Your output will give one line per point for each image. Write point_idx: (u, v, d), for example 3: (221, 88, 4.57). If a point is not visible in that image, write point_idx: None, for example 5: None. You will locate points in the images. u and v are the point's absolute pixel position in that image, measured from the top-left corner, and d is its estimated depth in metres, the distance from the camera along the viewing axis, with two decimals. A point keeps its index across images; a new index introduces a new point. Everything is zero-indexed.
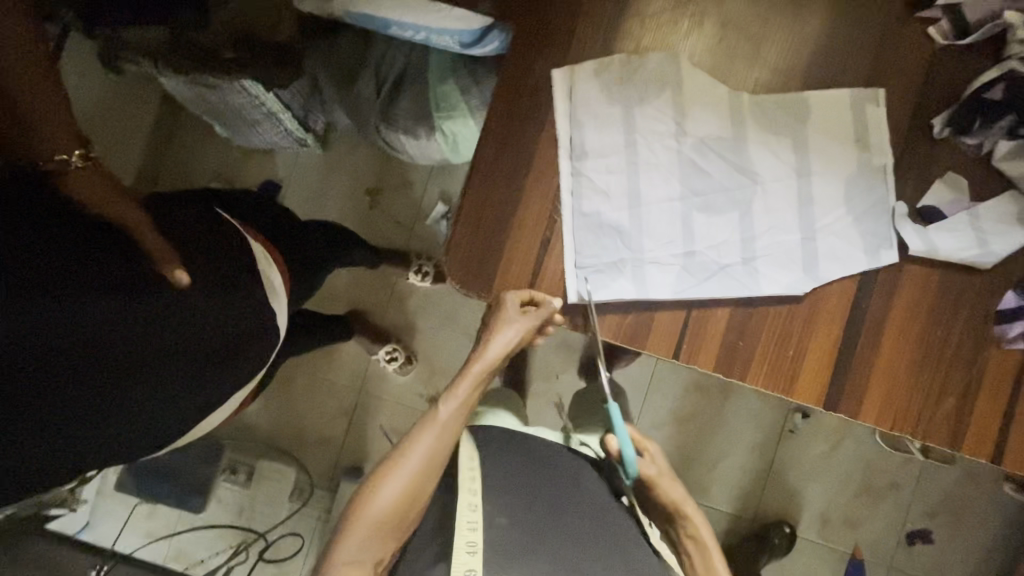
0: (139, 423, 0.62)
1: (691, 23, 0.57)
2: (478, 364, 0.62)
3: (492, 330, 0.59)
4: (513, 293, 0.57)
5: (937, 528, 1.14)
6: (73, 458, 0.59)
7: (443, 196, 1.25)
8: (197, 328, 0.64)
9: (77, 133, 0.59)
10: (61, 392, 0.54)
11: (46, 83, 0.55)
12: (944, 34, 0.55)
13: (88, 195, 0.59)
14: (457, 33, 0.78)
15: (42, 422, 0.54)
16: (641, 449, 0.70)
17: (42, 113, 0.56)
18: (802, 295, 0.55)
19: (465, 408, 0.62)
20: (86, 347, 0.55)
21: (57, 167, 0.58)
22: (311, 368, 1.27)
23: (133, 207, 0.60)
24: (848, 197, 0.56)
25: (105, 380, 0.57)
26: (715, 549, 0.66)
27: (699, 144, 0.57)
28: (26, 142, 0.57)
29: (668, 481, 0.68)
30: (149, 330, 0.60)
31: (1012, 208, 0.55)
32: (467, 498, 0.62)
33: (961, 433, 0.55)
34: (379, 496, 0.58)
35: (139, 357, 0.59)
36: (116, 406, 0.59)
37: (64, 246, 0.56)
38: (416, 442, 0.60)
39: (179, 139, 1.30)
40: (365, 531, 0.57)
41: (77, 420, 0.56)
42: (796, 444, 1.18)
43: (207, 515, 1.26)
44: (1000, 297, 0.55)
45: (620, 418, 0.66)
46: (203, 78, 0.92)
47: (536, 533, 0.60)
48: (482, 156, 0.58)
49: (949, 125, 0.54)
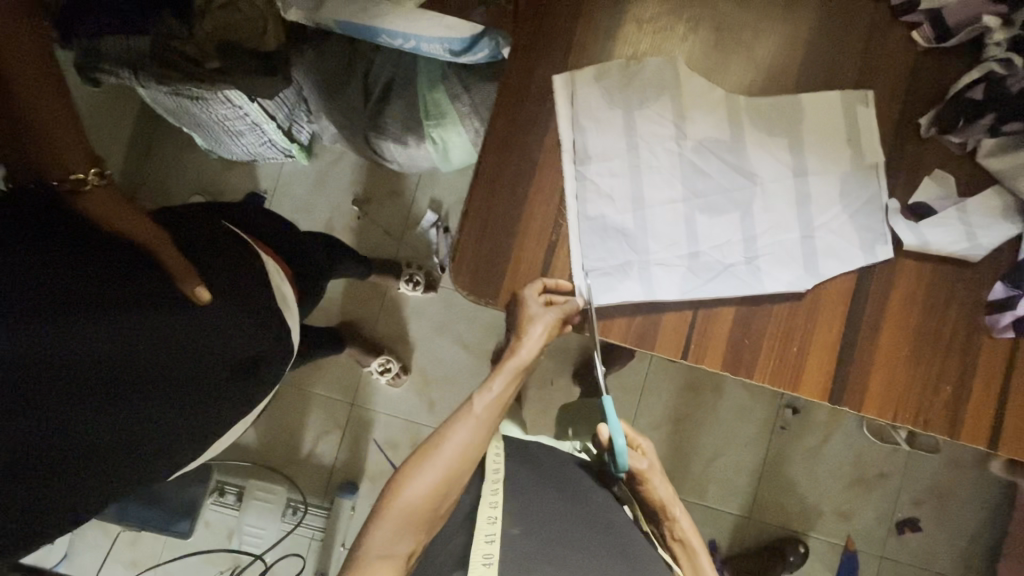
0: (158, 448, 0.60)
1: (687, 28, 0.59)
2: (513, 359, 0.62)
3: (519, 329, 0.58)
4: (531, 285, 0.57)
5: (924, 516, 1.17)
6: (98, 486, 0.57)
7: (432, 203, 1.24)
8: (213, 346, 0.62)
9: (92, 153, 0.56)
10: (76, 416, 0.53)
11: (53, 96, 0.52)
12: (927, 38, 0.57)
13: (104, 217, 0.56)
14: (448, 41, 0.80)
15: (58, 451, 0.52)
16: (634, 444, 0.71)
17: (45, 124, 0.52)
18: (803, 292, 0.57)
19: (500, 401, 0.62)
20: (99, 369, 0.54)
21: (72, 187, 0.55)
22: (300, 383, 1.24)
23: (148, 222, 0.58)
24: (844, 194, 0.57)
25: (122, 402, 0.56)
26: (703, 553, 0.70)
27: (699, 146, 0.58)
28: (37, 163, 0.54)
29: (657, 477, 0.71)
30: (164, 350, 0.58)
31: (997, 203, 0.57)
32: (487, 511, 0.60)
33: (959, 421, 0.56)
34: (414, 482, 0.58)
35: (155, 377, 0.58)
36: (133, 431, 0.57)
37: (75, 264, 0.53)
38: (450, 435, 0.60)
39: (159, 153, 1.27)
40: (398, 520, 0.56)
41: (94, 446, 0.55)
42: (788, 439, 1.20)
43: (195, 540, 1.22)
44: (989, 289, 0.57)
45: (614, 413, 0.66)
46: (187, 89, 0.88)
47: (552, 542, 0.60)
48: (485, 162, 0.58)
49: (935, 125, 0.57)
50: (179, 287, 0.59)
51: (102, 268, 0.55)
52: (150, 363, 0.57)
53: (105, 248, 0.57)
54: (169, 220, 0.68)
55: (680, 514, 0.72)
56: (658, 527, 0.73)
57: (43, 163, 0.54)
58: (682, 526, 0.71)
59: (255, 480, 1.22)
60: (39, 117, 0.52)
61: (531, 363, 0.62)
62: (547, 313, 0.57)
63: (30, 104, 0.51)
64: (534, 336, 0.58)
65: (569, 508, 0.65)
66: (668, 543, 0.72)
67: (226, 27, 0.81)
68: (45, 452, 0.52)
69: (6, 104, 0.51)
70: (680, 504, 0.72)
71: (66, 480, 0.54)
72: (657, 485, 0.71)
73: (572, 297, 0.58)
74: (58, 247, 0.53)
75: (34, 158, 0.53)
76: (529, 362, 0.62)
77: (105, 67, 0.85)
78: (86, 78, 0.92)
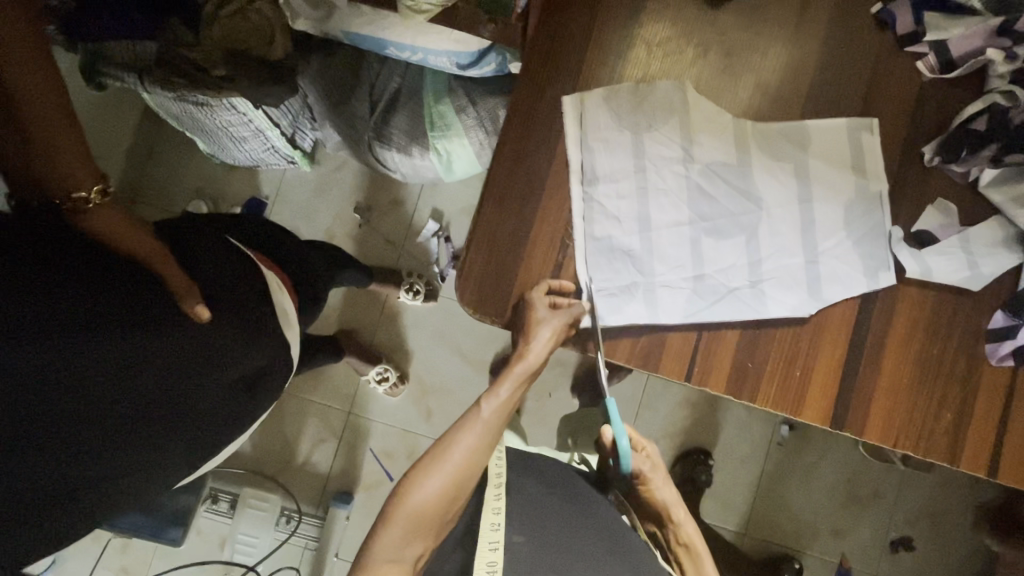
0: (154, 465, 0.59)
1: (696, 51, 0.59)
2: (520, 364, 0.60)
3: (526, 335, 0.56)
4: (538, 287, 0.57)
5: (918, 535, 1.18)
6: (99, 501, 0.57)
7: (434, 213, 1.24)
8: (212, 365, 0.62)
9: (97, 171, 0.56)
10: (65, 435, 0.52)
11: (60, 116, 0.52)
12: (931, 68, 0.58)
13: (107, 234, 0.57)
14: (456, 54, 0.82)
15: (45, 472, 0.51)
16: (638, 448, 0.73)
17: (52, 142, 0.52)
18: (807, 316, 0.57)
19: (507, 406, 0.62)
20: (103, 386, 0.53)
21: (75, 206, 0.55)
22: (298, 391, 1.23)
23: (152, 240, 0.59)
24: (848, 220, 0.58)
25: (114, 420, 0.55)
26: (705, 554, 0.70)
27: (706, 170, 0.58)
28: (39, 179, 0.54)
29: (658, 478, 0.73)
30: (161, 367, 0.58)
31: (999, 233, 0.58)
32: (490, 518, 0.61)
33: (960, 448, 0.57)
34: (422, 487, 0.58)
35: (150, 395, 0.57)
36: (125, 452, 0.56)
37: (73, 282, 0.53)
38: (460, 437, 0.61)
39: (160, 156, 1.27)
40: (406, 523, 0.57)
41: (83, 467, 0.54)
42: (784, 455, 1.20)
43: (187, 548, 1.20)
44: (989, 317, 0.57)
45: (617, 413, 0.65)
46: (193, 96, 0.88)
47: (555, 551, 0.61)
48: (495, 179, 0.58)
49: (939, 154, 0.57)
50: (177, 306, 0.59)
51: (98, 282, 0.55)
52: (155, 378, 0.57)
53: (104, 263, 0.56)
54: (170, 233, 0.68)
55: (685, 517, 0.72)
56: (663, 531, 0.74)
57: (48, 181, 0.54)
58: (685, 529, 0.72)
59: (250, 488, 1.21)
60: (44, 134, 0.52)
61: (535, 369, 0.61)
62: (554, 318, 0.56)
63: (32, 124, 0.51)
64: (540, 344, 0.57)
65: (571, 518, 0.65)
66: (672, 547, 0.73)
67: (237, 36, 0.79)
68: (52, 466, 0.51)
69: (11, 125, 0.51)
70: (684, 508, 0.73)
71: (69, 493, 0.53)
72: (659, 487, 0.73)
73: (577, 299, 0.58)
74: (55, 265, 0.52)
75: (39, 177, 0.54)
76: (534, 369, 0.61)
77: (109, 71, 0.89)
78: (90, 81, 0.93)
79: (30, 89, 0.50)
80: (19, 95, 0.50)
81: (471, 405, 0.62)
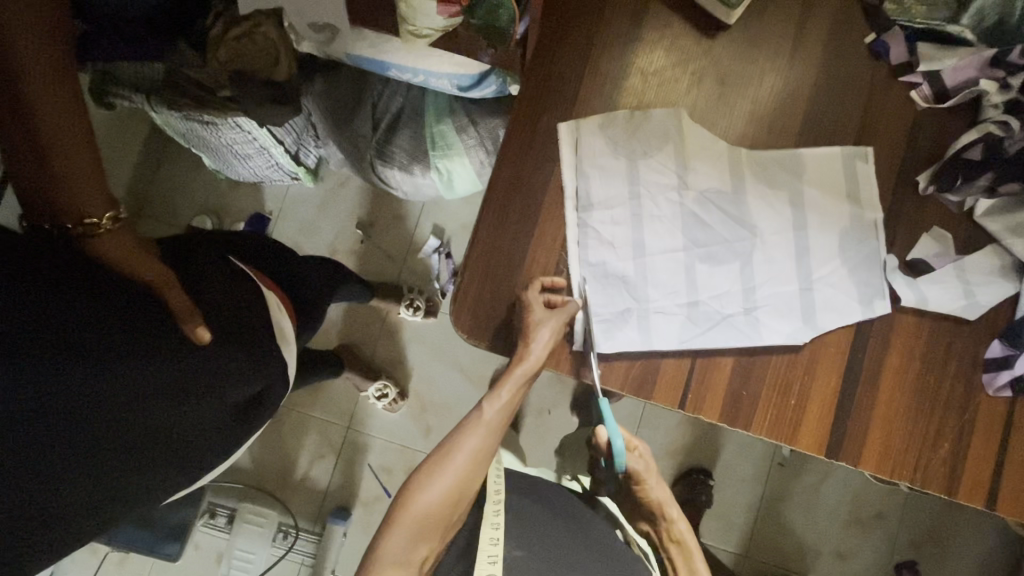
0: (150, 487, 0.60)
1: (691, 79, 0.60)
2: (519, 368, 0.58)
3: (524, 336, 0.56)
4: (532, 285, 0.57)
5: (922, 559, 1.16)
6: (95, 523, 0.57)
7: (435, 229, 1.25)
8: (210, 388, 0.63)
9: (110, 197, 0.58)
10: (61, 461, 0.51)
11: (78, 145, 0.54)
12: (925, 98, 0.58)
13: (115, 258, 0.58)
14: (457, 77, 0.84)
15: (48, 495, 0.51)
16: (630, 446, 0.72)
17: (67, 172, 0.54)
18: (801, 345, 0.57)
19: (509, 407, 0.62)
20: (104, 411, 0.54)
21: (85, 231, 0.57)
22: (298, 406, 1.24)
23: (160, 264, 0.60)
24: (843, 247, 0.58)
25: (111, 445, 0.55)
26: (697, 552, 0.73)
27: (701, 197, 0.59)
28: (51, 200, 0.55)
29: (653, 479, 0.72)
30: (160, 389, 0.58)
31: (996, 262, 0.57)
32: (489, 532, 0.61)
33: (958, 481, 0.56)
34: (425, 492, 0.59)
35: (147, 420, 0.57)
36: (124, 474, 0.57)
37: (81, 306, 0.53)
38: (461, 441, 0.61)
39: (167, 172, 1.29)
40: (411, 528, 0.58)
41: (78, 491, 0.53)
42: (785, 476, 1.19)
43: (183, 562, 1.20)
44: (987, 346, 0.57)
45: (609, 413, 0.61)
46: (200, 116, 0.91)
47: (555, 563, 0.61)
48: (491, 206, 0.59)
49: (933, 183, 0.57)
50: (178, 326, 0.60)
51: (96, 306, 0.54)
52: (156, 401, 0.58)
53: (106, 285, 0.56)
54: (175, 250, 0.69)
55: (677, 515, 0.73)
56: (656, 530, 0.75)
57: (61, 205, 0.55)
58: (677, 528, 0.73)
59: (248, 503, 1.21)
60: (64, 163, 0.54)
61: (536, 374, 0.59)
62: (551, 319, 0.55)
63: (54, 153, 0.53)
64: (537, 345, 0.56)
65: (569, 538, 0.64)
66: (665, 543, 0.75)
67: (239, 56, 0.78)
68: (54, 492, 0.51)
69: (36, 153, 0.53)
70: (677, 506, 0.73)
71: (69, 516, 0.53)
72: (652, 486, 0.72)
73: (571, 297, 0.58)
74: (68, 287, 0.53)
75: (52, 202, 0.55)
76: (534, 371, 0.59)
77: (119, 92, 0.93)
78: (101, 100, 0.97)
79: (42, 102, 0.51)
80: (45, 126, 0.52)
81: (474, 406, 0.63)
